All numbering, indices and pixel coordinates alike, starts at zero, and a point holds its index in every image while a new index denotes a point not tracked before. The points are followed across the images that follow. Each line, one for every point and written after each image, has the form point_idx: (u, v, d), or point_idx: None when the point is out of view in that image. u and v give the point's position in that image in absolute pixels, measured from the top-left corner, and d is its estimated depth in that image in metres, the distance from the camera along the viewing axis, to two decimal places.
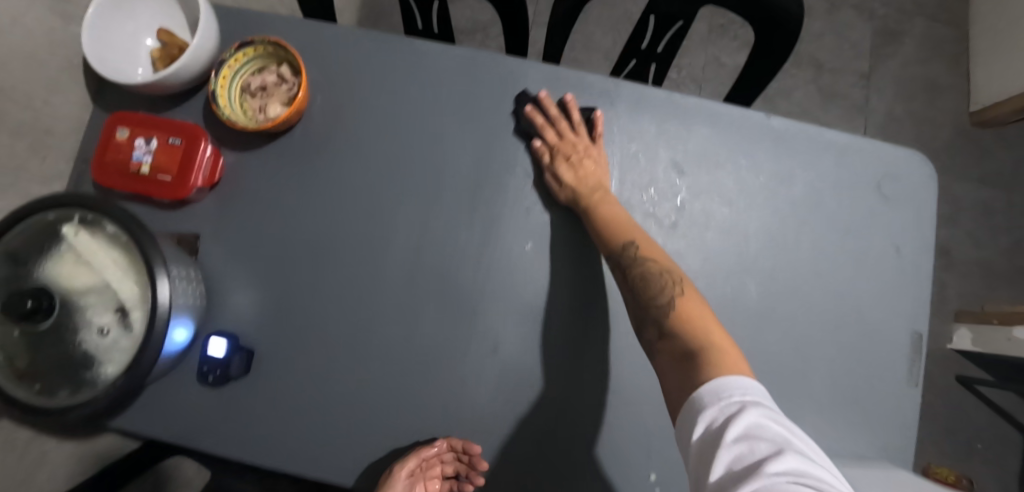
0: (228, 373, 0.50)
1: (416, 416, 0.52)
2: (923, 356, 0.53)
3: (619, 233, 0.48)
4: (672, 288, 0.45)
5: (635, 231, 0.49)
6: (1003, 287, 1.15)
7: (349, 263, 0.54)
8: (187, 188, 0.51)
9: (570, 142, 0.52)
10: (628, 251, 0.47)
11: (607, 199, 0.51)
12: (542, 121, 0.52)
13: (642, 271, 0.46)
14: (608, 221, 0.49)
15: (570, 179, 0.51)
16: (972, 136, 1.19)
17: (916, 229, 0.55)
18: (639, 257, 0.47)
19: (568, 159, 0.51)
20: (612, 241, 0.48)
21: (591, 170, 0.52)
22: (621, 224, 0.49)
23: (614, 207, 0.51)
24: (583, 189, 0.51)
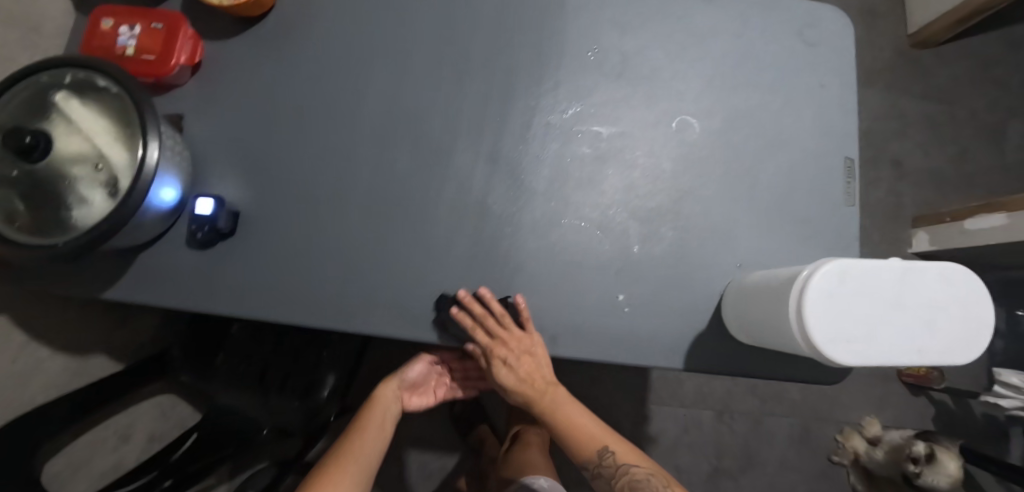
0: (216, 227, 0.53)
1: (396, 261, 0.56)
2: (855, 177, 0.58)
3: (591, 442, 0.57)
4: (657, 477, 0.55)
5: (607, 437, 0.58)
6: (953, 193, 1.23)
7: (326, 131, 0.58)
8: (169, 66, 0.55)
9: (506, 344, 0.53)
10: (604, 458, 0.56)
11: (554, 394, 0.58)
12: (470, 324, 0.53)
13: (627, 479, 0.55)
14: (577, 437, 0.57)
15: (507, 375, 0.55)
16: (912, 57, 1.28)
17: (838, 70, 0.61)
18: (621, 465, 0.56)
19: (503, 362, 0.54)
20: (587, 454, 0.57)
21: (530, 369, 0.55)
22: (590, 433, 0.58)
23: (569, 413, 0.58)
24: (540, 399, 0.57)
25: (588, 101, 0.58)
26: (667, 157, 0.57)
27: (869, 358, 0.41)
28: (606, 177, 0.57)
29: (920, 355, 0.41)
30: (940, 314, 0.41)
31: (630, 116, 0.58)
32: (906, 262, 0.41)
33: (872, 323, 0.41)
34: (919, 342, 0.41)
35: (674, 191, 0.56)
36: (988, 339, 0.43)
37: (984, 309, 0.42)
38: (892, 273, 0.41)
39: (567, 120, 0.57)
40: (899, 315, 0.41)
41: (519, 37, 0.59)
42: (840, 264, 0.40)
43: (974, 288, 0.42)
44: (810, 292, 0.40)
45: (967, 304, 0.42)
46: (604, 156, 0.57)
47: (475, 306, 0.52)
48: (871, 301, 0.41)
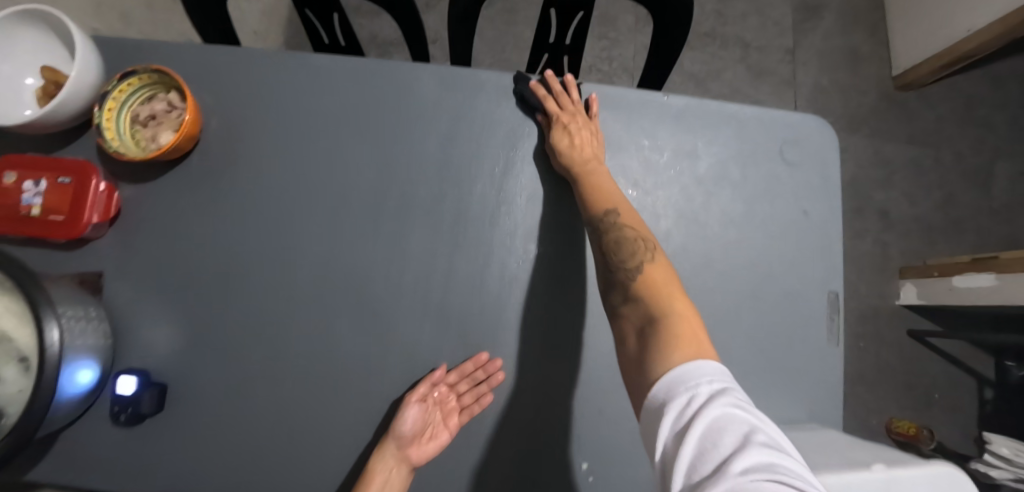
0: (140, 412, 0.48)
1: (345, 430, 0.52)
2: (840, 314, 0.54)
3: (603, 201, 0.50)
4: (642, 254, 0.46)
5: (619, 202, 0.50)
6: (941, 242, 1.20)
7: (262, 285, 0.53)
8: (81, 225, 0.50)
9: (568, 112, 0.53)
10: (608, 219, 0.48)
11: (598, 169, 0.52)
12: (543, 94, 0.54)
13: (616, 237, 0.47)
14: (596, 189, 0.50)
15: (560, 140, 0.51)
16: (897, 100, 1.24)
17: (820, 192, 0.56)
18: (618, 227, 0.48)
19: (563, 127, 0.52)
20: (596, 207, 0.49)
21: (585, 141, 0.52)
22: (605, 193, 0.50)
23: (603, 179, 0.51)
24: (579, 158, 0.51)
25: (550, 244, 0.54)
26: None
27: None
28: None
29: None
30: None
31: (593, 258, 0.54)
32: (890, 472, 0.40)
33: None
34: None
35: None
36: None
37: None
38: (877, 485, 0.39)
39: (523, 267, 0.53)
40: None
41: (471, 173, 0.54)
42: (829, 479, 0.38)
43: None
44: None
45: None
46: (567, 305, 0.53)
47: (556, 83, 0.54)
48: None
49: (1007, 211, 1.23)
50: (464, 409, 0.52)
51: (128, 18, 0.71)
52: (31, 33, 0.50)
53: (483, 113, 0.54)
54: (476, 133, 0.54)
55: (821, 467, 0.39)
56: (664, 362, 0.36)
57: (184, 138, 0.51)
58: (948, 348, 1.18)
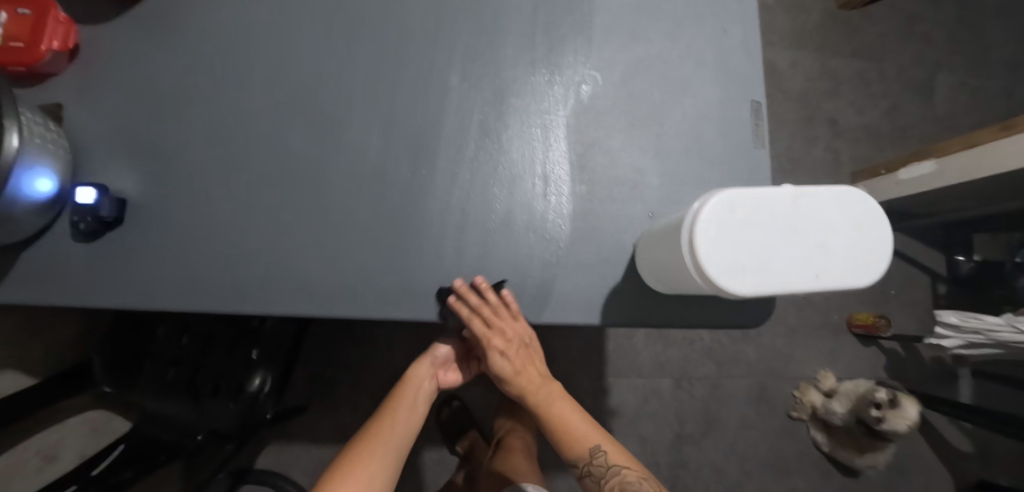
0: (99, 217, 0.50)
1: (295, 240, 0.54)
2: (763, 119, 0.59)
3: (581, 441, 0.57)
4: (643, 481, 0.56)
5: (597, 434, 0.58)
6: (888, 147, 1.27)
7: (218, 107, 0.56)
8: (39, 52, 0.52)
9: (500, 329, 0.54)
10: (596, 458, 0.57)
11: (548, 388, 0.60)
12: (467, 314, 0.51)
13: (616, 478, 0.56)
14: (563, 427, 0.58)
15: (500, 361, 0.57)
16: (840, 18, 1.31)
17: (740, 14, 0.61)
18: (607, 462, 0.57)
19: (499, 350, 0.56)
20: (580, 455, 0.57)
21: (531, 375, 0.60)
22: (578, 432, 0.58)
23: (560, 410, 0.59)
24: (524, 374, 0.59)
25: (486, 59, 0.56)
26: (568, 112, 0.57)
27: (767, 289, 0.40)
28: (507, 137, 0.55)
29: (818, 281, 0.41)
30: (834, 239, 0.41)
31: (528, 72, 0.57)
32: (797, 188, 0.41)
33: (766, 252, 0.40)
34: (817, 269, 0.41)
35: (578, 146, 0.56)
36: (888, 260, 0.43)
37: (877, 228, 0.42)
38: (783, 200, 0.41)
39: (459, 81, 0.56)
40: (792, 240, 0.41)
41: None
42: (730, 192, 0.40)
43: (867, 209, 0.42)
44: (699, 225, 0.39)
45: (864, 229, 0.42)
46: (503, 116, 0.56)
47: (470, 296, 0.51)
48: (765, 231, 0.40)
49: (949, 119, 1.30)
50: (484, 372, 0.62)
51: None
52: None
53: None
54: None
55: (727, 188, 0.41)
56: None
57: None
58: (900, 246, 1.25)
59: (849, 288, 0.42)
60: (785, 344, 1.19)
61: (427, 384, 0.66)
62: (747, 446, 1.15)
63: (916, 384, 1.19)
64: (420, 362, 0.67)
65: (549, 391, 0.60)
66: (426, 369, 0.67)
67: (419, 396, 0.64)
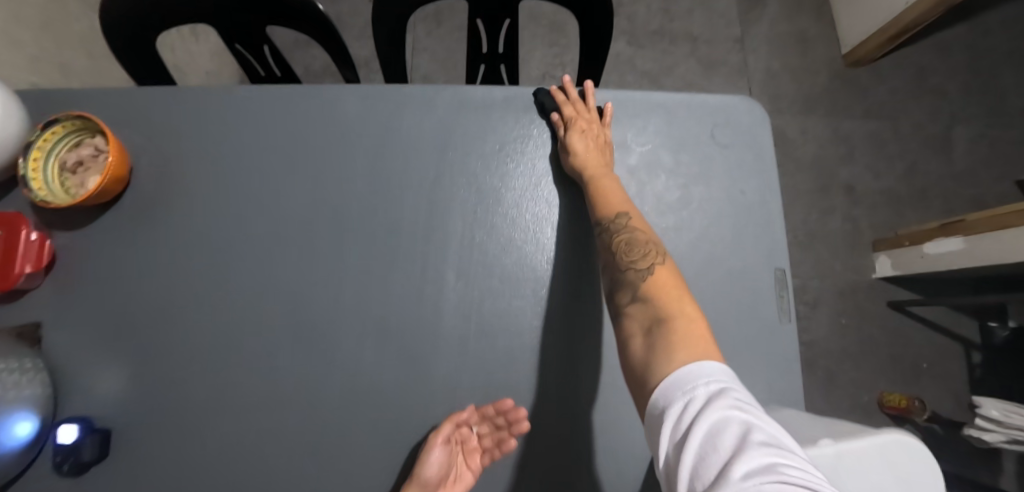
0: (80, 460, 0.48)
1: (290, 462, 0.50)
2: (789, 288, 0.54)
3: (619, 203, 0.49)
4: (655, 257, 0.44)
5: (630, 206, 0.49)
6: (909, 211, 1.21)
7: (204, 314, 0.53)
8: (12, 278, 0.49)
9: (579, 112, 0.53)
10: (620, 221, 0.48)
11: (609, 173, 0.52)
12: (562, 98, 0.55)
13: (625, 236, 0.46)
14: (604, 194, 0.50)
15: (578, 137, 0.52)
16: (848, 77, 1.26)
17: (756, 168, 0.56)
18: (628, 230, 0.47)
19: (581, 128, 0.52)
20: (605, 212, 0.49)
21: (594, 157, 0.51)
22: (616, 199, 0.49)
23: (611, 183, 0.50)
24: (592, 158, 0.51)
25: (482, 243, 0.53)
26: (573, 296, 0.53)
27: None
28: (509, 330, 0.52)
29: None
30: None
31: (526, 254, 0.54)
32: (838, 445, 0.38)
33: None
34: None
35: (586, 336, 0.52)
36: None
37: (926, 483, 0.38)
38: (824, 468, 0.37)
39: (454, 270, 0.53)
40: None
41: (400, 183, 0.54)
42: None
43: (914, 462, 0.38)
44: None
45: (913, 491, 0.38)
46: (504, 307, 0.52)
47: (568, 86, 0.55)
48: None
49: (972, 176, 1.24)
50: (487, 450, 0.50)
51: (15, 44, 0.68)
52: None
53: (413, 124, 0.56)
54: (400, 143, 0.55)
55: None
56: (666, 364, 0.34)
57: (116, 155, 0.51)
58: (929, 315, 1.18)
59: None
60: None
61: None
62: None
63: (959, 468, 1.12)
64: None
65: (612, 178, 0.51)
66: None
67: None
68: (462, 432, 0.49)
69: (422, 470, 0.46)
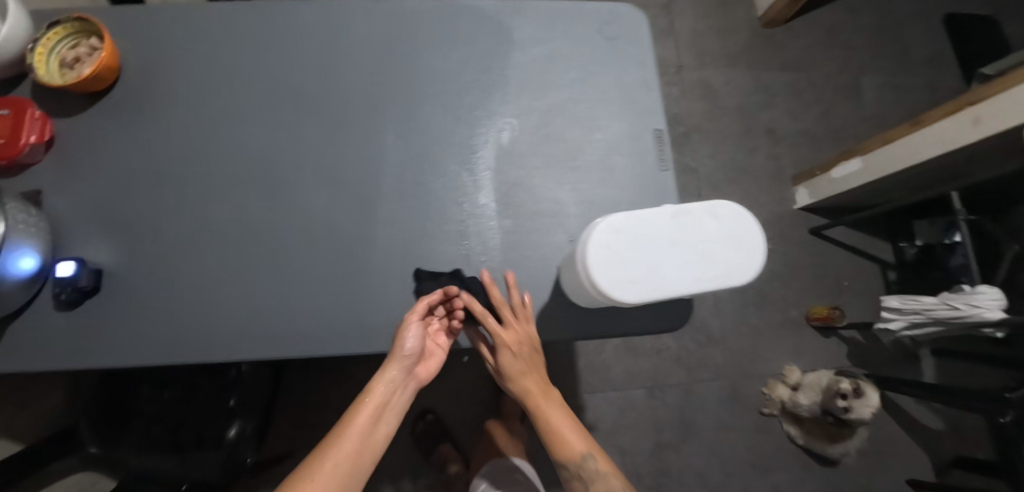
0: (78, 286, 0.56)
1: (254, 293, 0.60)
2: (666, 144, 0.66)
3: (574, 448, 0.63)
4: (602, 468, 0.63)
5: (587, 443, 0.63)
6: (823, 148, 1.36)
7: (183, 180, 0.63)
8: (18, 146, 0.59)
9: (511, 328, 0.57)
10: (586, 463, 0.63)
11: (550, 397, 0.63)
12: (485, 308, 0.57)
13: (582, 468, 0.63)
14: (562, 440, 0.62)
15: (507, 359, 0.59)
16: (765, 35, 1.43)
17: (638, 57, 0.70)
18: (596, 466, 0.63)
19: (507, 347, 0.58)
20: (568, 458, 0.63)
21: (530, 379, 0.61)
22: (570, 441, 0.63)
23: (552, 412, 0.62)
24: (538, 400, 0.62)
25: (414, 117, 0.65)
26: (490, 155, 0.64)
27: (657, 296, 0.47)
28: (436, 183, 0.63)
29: (700, 285, 0.48)
30: (713, 247, 0.48)
31: (451, 125, 0.65)
32: (675, 206, 0.48)
33: (653, 267, 0.47)
34: (699, 275, 0.47)
35: (502, 185, 0.63)
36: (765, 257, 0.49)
37: (750, 231, 0.49)
38: (663, 219, 0.48)
39: (391, 139, 0.64)
40: (674, 251, 0.47)
41: (345, 73, 0.66)
42: (615, 218, 0.47)
43: (740, 216, 0.49)
44: (591, 248, 0.47)
45: (738, 237, 0.49)
46: (433, 166, 0.63)
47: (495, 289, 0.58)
48: (648, 245, 0.47)
49: (877, 117, 1.39)
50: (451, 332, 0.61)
51: None
52: None
53: (358, 27, 0.67)
54: (344, 43, 0.67)
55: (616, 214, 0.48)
56: None
57: (103, 33, 0.61)
58: (846, 238, 1.31)
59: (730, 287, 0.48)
60: (750, 343, 1.25)
61: (401, 380, 0.59)
62: (725, 447, 1.19)
63: (879, 369, 1.25)
64: (387, 370, 0.58)
65: (558, 405, 0.63)
66: (399, 374, 0.59)
67: (392, 400, 0.59)
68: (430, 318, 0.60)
69: (405, 345, 0.56)
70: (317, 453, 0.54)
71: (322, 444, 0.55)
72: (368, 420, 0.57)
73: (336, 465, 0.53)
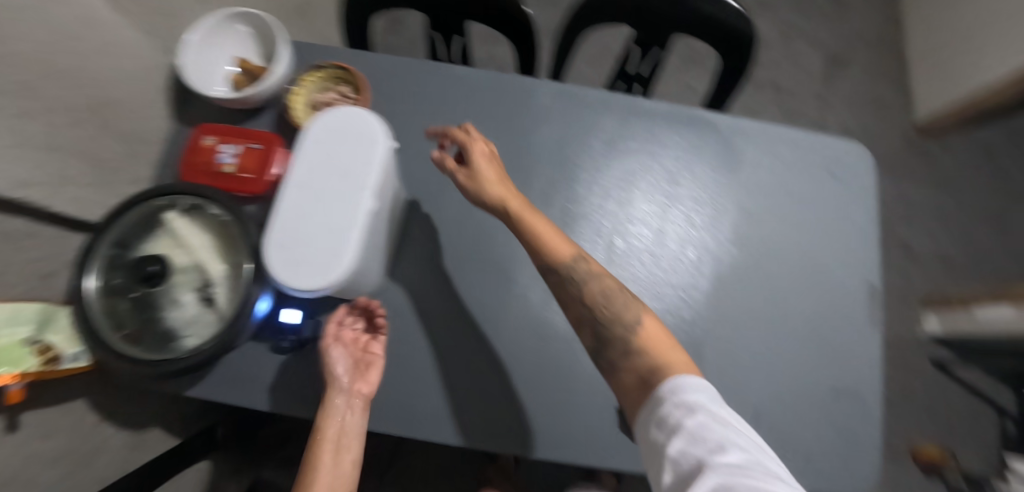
0: (301, 336, 0.57)
1: (458, 373, 0.57)
2: (876, 300, 0.66)
3: None
4: None
5: None
6: (963, 277, 1.28)
7: (403, 235, 0.63)
8: (263, 183, 0.61)
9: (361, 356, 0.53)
10: None
11: None
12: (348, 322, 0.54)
13: (600, 288, 0.50)
14: None
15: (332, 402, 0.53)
16: (918, 144, 1.36)
17: (860, 202, 0.69)
18: None
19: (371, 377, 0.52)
20: None
21: None
22: None
23: None
24: None
25: (638, 227, 0.64)
26: (708, 282, 0.63)
27: (337, 255, 0.47)
28: (650, 300, 0.62)
29: (371, 198, 0.49)
30: (311, 191, 0.49)
31: (673, 241, 0.64)
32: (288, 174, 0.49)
33: (344, 231, 0.48)
34: (369, 191, 0.49)
35: (719, 315, 0.62)
36: (371, 154, 0.50)
37: (319, 151, 0.50)
38: (292, 194, 0.49)
39: (612, 244, 0.63)
40: (313, 208, 0.48)
41: (576, 165, 0.65)
42: (269, 236, 0.47)
43: (347, 131, 0.51)
44: (287, 256, 0.47)
45: (295, 181, 0.49)
46: (651, 281, 0.63)
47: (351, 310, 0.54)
48: (294, 226, 0.48)
49: None
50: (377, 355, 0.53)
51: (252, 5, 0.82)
52: (242, 29, 0.66)
53: (589, 121, 0.67)
54: (577, 134, 0.66)
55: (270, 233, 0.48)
56: None
57: (361, 84, 0.62)
58: (970, 378, 1.24)
59: (373, 192, 0.49)
60: None
61: (347, 408, 0.50)
62: None
63: None
64: (327, 401, 0.50)
65: None
66: (340, 399, 0.50)
67: (344, 426, 0.50)
68: (341, 331, 0.53)
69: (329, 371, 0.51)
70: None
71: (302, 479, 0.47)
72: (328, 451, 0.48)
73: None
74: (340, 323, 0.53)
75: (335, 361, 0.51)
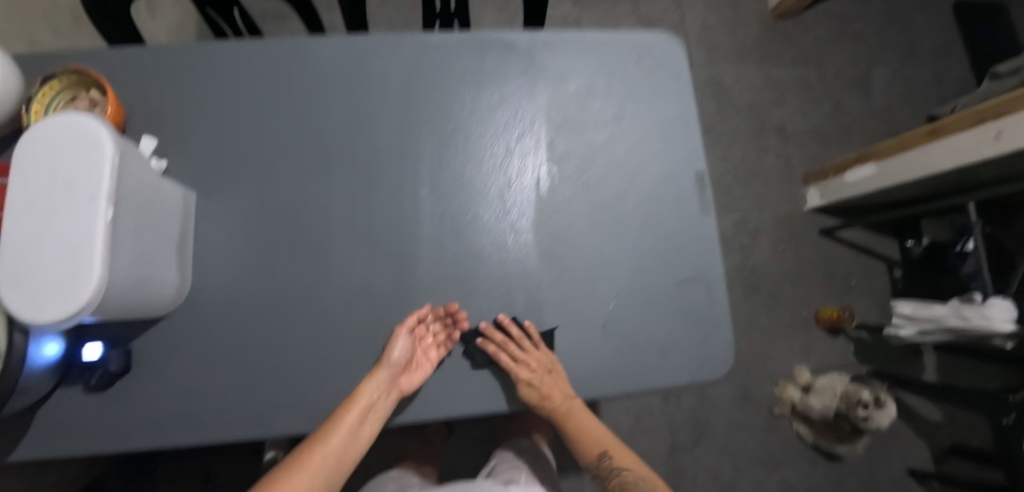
0: (108, 370, 0.54)
1: (290, 362, 0.58)
2: (706, 187, 0.65)
3: None
4: None
5: None
6: (835, 147, 1.34)
7: (203, 236, 0.59)
8: None
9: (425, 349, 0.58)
10: None
11: None
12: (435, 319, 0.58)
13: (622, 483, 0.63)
14: None
15: None
16: (776, 27, 1.38)
17: (676, 89, 0.67)
18: None
19: (416, 372, 0.57)
20: None
21: None
22: None
23: None
24: None
25: (449, 167, 0.61)
26: (531, 206, 0.62)
27: (81, 275, 0.42)
28: (474, 239, 0.60)
29: (109, 208, 0.43)
30: (39, 214, 0.43)
31: (488, 172, 0.62)
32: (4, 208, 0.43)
33: (80, 247, 0.42)
34: (101, 200, 0.43)
35: (547, 237, 0.61)
36: (92, 155, 0.44)
37: (32, 171, 0.44)
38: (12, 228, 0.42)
39: (426, 191, 0.61)
40: (42, 237, 0.42)
41: (372, 118, 0.61)
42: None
43: (61, 139, 0.44)
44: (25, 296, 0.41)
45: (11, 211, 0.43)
46: (473, 219, 0.61)
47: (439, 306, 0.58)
48: (22, 262, 0.42)
49: (888, 111, 1.36)
50: (437, 351, 0.58)
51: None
52: None
53: (376, 68, 0.62)
54: (366, 84, 0.62)
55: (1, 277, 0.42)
56: None
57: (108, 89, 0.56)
58: (855, 238, 1.32)
59: (104, 195, 0.43)
60: (760, 344, 1.26)
61: (386, 393, 0.55)
62: (737, 447, 1.22)
63: (883, 367, 1.26)
64: (370, 380, 0.54)
65: None
66: (386, 379, 0.55)
67: (377, 403, 0.54)
68: (421, 328, 0.58)
69: (390, 353, 0.54)
70: (303, 451, 0.52)
71: (314, 438, 0.53)
72: (349, 427, 0.53)
73: (325, 461, 0.52)
74: (421, 320, 0.58)
75: (398, 353, 0.55)
